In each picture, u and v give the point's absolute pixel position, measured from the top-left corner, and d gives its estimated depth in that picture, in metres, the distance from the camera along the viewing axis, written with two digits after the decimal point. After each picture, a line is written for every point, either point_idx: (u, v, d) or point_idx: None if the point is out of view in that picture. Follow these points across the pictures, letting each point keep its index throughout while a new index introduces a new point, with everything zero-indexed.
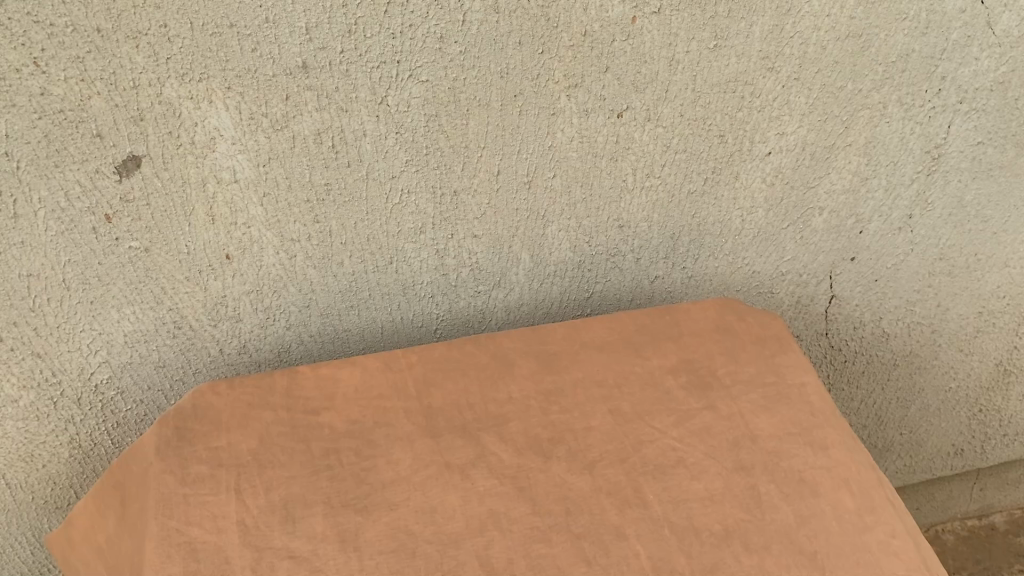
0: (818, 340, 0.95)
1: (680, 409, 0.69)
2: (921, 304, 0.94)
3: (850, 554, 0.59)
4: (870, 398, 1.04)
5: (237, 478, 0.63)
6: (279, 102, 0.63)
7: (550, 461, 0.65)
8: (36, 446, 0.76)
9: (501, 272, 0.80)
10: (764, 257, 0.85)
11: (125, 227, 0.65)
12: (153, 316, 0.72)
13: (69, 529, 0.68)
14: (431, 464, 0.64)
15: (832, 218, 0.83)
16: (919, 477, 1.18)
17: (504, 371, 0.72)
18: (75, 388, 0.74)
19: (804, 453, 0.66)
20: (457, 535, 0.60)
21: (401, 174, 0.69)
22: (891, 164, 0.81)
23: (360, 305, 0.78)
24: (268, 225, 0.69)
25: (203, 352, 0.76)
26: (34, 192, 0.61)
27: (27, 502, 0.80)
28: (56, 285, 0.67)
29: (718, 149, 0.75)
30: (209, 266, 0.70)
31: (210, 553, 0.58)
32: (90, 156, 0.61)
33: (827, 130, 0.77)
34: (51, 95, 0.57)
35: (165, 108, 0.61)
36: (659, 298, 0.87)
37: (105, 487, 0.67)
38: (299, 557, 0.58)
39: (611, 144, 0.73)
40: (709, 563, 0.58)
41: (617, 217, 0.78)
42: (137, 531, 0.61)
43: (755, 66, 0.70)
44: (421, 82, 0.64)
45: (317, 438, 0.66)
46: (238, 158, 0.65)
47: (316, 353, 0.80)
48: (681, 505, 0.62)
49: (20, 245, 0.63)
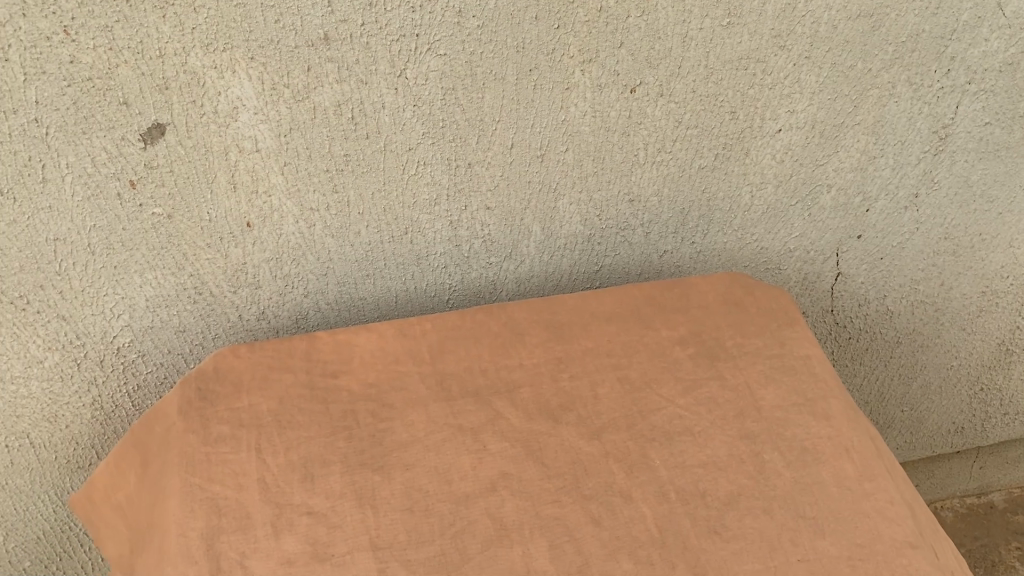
0: (823, 317, 0.97)
1: (688, 378, 0.71)
2: (926, 282, 0.95)
3: (849, 519, 0.61)
4: (873, 374, 1.06)
5: (258, 437, 0.65)
6: (301, 73, 0.64)
7: (560, 426, 0.67)
8: (60, 407, 0.79)
9: (513, 245, 0.81)
10: (772, 233, 0.87)
11: (149, 194, 0.67)
12: (174, 281, 0.74)
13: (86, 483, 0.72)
14: (445, 427, 0.66)
15: (839, 196, 0.85)
16: (919, 453, 1.20)
17: (516, 339, 0.73)
18: (98, 350, 0.76)
19: (808, 423, 0.68)
20: (469, 494, 0.62)
21: (418, 146, 0.71)
22: (899, 143, 0.82)
23: (376, 274, 0.80)
24: (289, 194, 0.71)
25: (222, 318, 0.78)
26: (61, 157, 0.63)
27: (50, 461, 0.82)
28: (82, 250, 0.69)
29: (729, 126, 0.77)
30: (230, 234, 0.72)
31: (232, 509, 0.60)
32: (116, 123, 0.63)
33: (837, 109, 0.78)
34: (80, 63, 0.59)
35: (189, 77, 0.62)
36: (667, 272, 0.89)
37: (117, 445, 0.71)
38: (317, 513, 0.60)
39: (623, 119, 0.74)
40: (713, 525, 0.60)
41: (628, 192, 0.80)
42: (146, 492, 0.65)
43: (767, 44, 0.72)
44: (439, 55, 0.66)
45: (335, 401, 0.68)
46: (260, 127, 0.66)
47: (331, 321, 0.82)
48: (686, 470, 0.64)
49: (47, 210, 0.65)
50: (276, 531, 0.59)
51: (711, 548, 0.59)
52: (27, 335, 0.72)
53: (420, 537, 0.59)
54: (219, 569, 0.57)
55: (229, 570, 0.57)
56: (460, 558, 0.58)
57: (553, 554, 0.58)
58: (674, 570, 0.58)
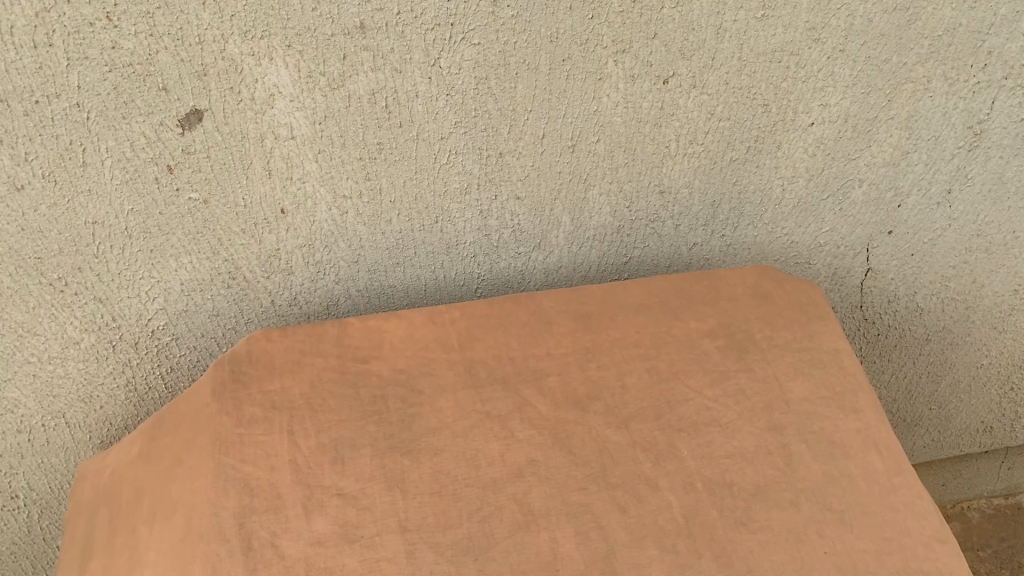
0: (852, 313, 0.97)
1: (716, 370, 0.71)
2: (957, 279, 0.95)
3: (876, 514, 0.61)
4: (901, 372, 1.05)
5: (290, 419, 0.66)
6: (337, 61, 0.65)
7: (587, 415, 0.67)
8: (95, 387, 0.81)
9: (542, 235, 0.82)
10: (803, 227, 0.87)
11: (186, 178, 0.68)
12: (209, 266, 0.75)
13: (110, 455, 0.76)
14: (474, 413, 0.67)
15: (871, 191, 0.84)
16: (946, 452, 1.19)
17: (544, 328, 0.74)
18: (133, 332, 0.78)
19: (837, 416, 0.68)
20: (497, 479, 0.63)
21: (450, 135, 0.72)
22: (933, 139, 0.81)
23: (406, 262, 0.80)
24: (323, 181, 0.72)
25: (255, 303, 0.79)
26: (101, 141, 0.64)
27: (85, 440, 0.84)
28: (119, 233, 0.70)
29: (762, 119, 0.77)
30: (264, 220, 0.73)
31: (264, 489, 0.61)
32: (155, 109, 0.64)
33: (870, 103, 0.77)
34: (121, 49, 0.60)
35: (227, 64, 0.63)
36: (696, 265, 0.89)
37: (150, 423, 0.74)
38: (347, 495, 0.61)
39: (655, 110, 0.74)
40: (739, 515, 0.61)
41: (658, 183, 0.80)
42: (168, 469, 0.66)
43: (801, 37, 0.71)
44: (472, 45, 0.66)
45: (365, 385, 0.69)
46: (296, 115, 0.67)
47: (361, 308, 0.83)
48: (713, 461, 0.64)
49: (86, 193, 0.66)
50: (307, 512, 0.60)
51: (736, 538, 0.59)
52: (65, 316, 0.74)
53: (448, 520, 0.60)
54: (251, 548, 0.58)
55: (260, 548, 0.58)
56: (486, 542, 0.59)
57: (579, 540, 0.59)
58: (699, 559, 0.58)
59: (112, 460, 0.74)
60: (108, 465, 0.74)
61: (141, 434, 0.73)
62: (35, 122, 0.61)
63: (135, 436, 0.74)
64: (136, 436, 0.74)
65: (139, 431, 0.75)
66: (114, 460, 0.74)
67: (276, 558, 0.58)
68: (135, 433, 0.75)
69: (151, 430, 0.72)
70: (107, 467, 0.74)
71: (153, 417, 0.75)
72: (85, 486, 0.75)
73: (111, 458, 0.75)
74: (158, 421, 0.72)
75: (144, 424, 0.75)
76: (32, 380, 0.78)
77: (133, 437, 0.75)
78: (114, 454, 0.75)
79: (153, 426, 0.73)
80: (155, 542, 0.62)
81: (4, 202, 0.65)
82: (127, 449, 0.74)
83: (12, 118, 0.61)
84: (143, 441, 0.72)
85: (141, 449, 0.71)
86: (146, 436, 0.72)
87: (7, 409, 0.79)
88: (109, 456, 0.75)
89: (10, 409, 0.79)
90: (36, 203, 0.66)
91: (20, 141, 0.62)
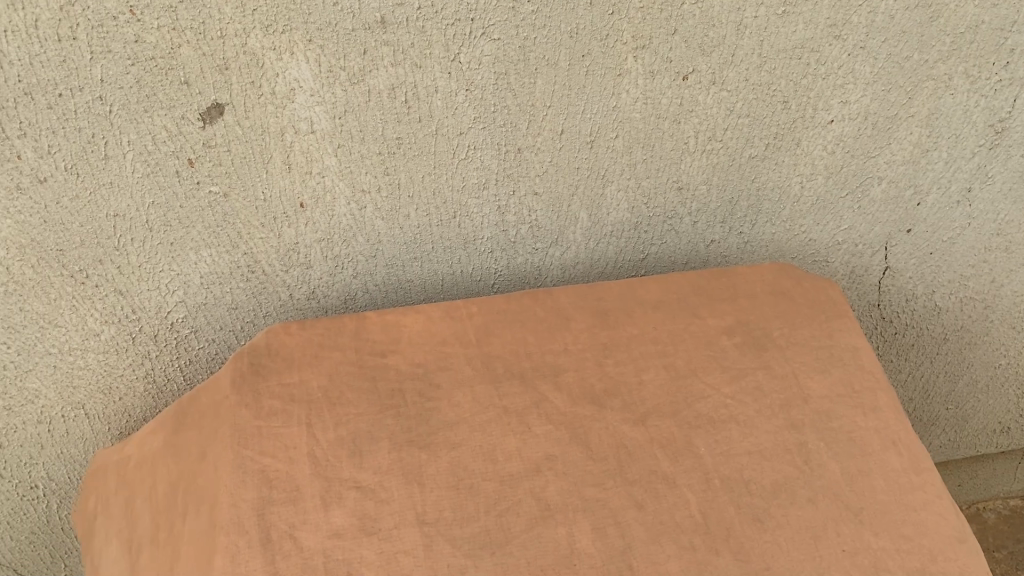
0: (869, 311, 0.96)
1: (734, 367, 0.71)
2: (976, 278, 0.94)
3: (895, 513, 0.61)
4: (918, 371, 1.05)
5: (308, 412, 0.66)
6: (357, 56, 0.65)
7: (604, 411, 0.67)
8: (115, 379, 0.81)
9: (560, 231, 0.82)
10: (821, 225, 0.86)
11: (206, 172, 0.68)
12: (228, 259, 0.75)
13: (129, 447, 0.76)
14: (491, 408, 0.67)
15: (890, 188, 0.84)
16: (962, 453, 1.19)
17: (561, 324, 0.74)
18: (153, 325, 0.78)
19: (855, 415, 0.68)
20: (514, 474, 0.63)
21: (469, 130, 0.72)
22: (954, 137, 0.81)
23: (424, 257, 0.81)
24: (342, 175, 0.72)
25: (274, 297, 0.80)
26: (123, 134, 0.64)
27: (104, 431, 0.85)
28: (140, 226, 0.70)
29: (781, 116, 0.76)
30: (284, 214, 0.73)
31: (283, 481, 0.62)
32: (176, 103, 0.64)
33: (891, 100, 0.77)
34: (144, 43, 0.60)
35: (249, 58, 0.63)
36: (713, 262, 0.89)
37: (169, 414, 0.74)
38: (365, 488, 0.61)
39: (674, 106, 0.74)
40: (756, 512, 0.61)
41: (677, 180, 0.80)
42: (189, 462, 0.66)
43: (822, 33, 0.71)
44: (492, 40, 0.66)
45: (383, 379, 0.69)
46: (316, 109, 0.67)
47: (379, 302, 0.84)
48: (730, 458, 0.64)
49: (108, 186, 0.67)
50: (326, 504, 0.61)
51: (753, 535, 0.59)
52: (85, 308, 0.75)
53: (465, 514, 0.60)
54: (270, 539, 0.58)
55: (279, 540, 0.58)
56: (504, 537, 0.59)
57: (596, 536, 0.59)
58: (716, 555, 0.58)
59: (134, 452, 0.74)
60: (129, 457, 0.74)
61: (161, 426, 0.74)
62: (58, 115, 0.62)
63: (154, 428, 0.75)
64: (156, 427, 0.74)
65: (158, 422, 0.75)
66: (136, 452, 0.74)
67: (294, 549, 0.58)
68: (153, 424, 0.76)
69: (172, 421, 0.73)
70: (129, 459, 0.74)
71: (171, 408, 0.75)
72: (108, 478, 0.75)
73: (131, 450, 0.75)
74: (178, 412, 0.73)
75: (162, 415, 0.75)
76: (52, 371, 0.78)
77: (152, 429, 0.75)
78: (135, 445, 0.75)
79: (173, 417, 0.73)
80: (180, 535, 0.62)
81: (27, 195, 0.65)
82: (148, 440, 0.74)
83: (36, 111, 0.61)
84: (163, 432, 0.72)
85: (162, 440, 0.72)
86: (167, 427, 0.73)
87: (27, 399, 0.80)
88: (129, 449, 0.76)
89: (30, 399, 0.80)
90: (58, 196, 0.66)
91: (43, 133, 0.62)
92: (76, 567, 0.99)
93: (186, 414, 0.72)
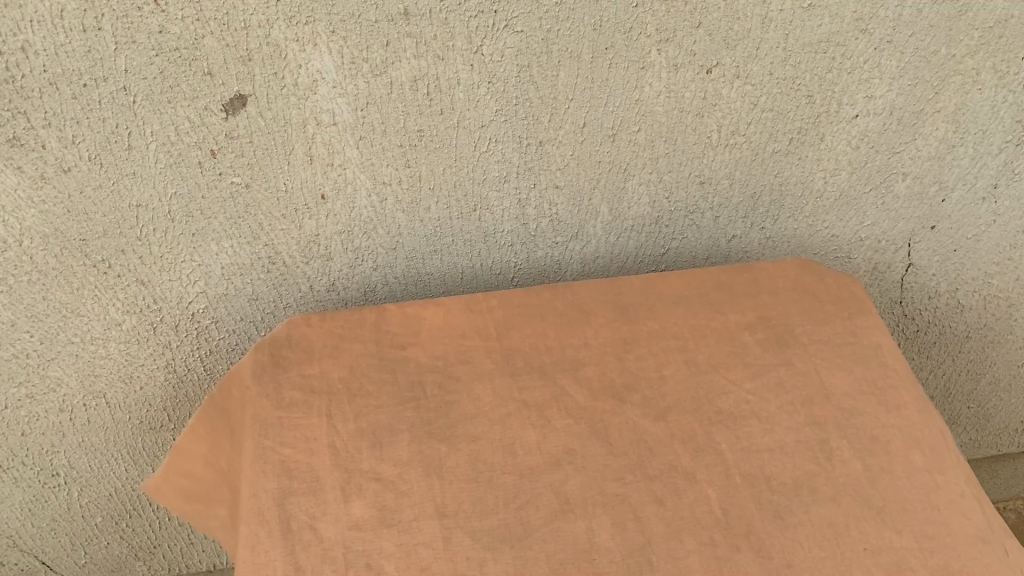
0: (891, 308, 0.95)
1: (756, 363, 0.70)
2: (1000, 276, 0.93)
3: (918, 512, 0.60)
4: (939, 369, 1.04)
5: (328, 403, 0.67)
6: (380, 48, 0.64)
7: (625, 406, 0.67)
8: (136, 368, 0.82)
9: (580, 225, 0.81)
10: (844, 221, 0.86)
11: (229, 163, 0.69)
12: (250, 251, 0.75)
13: (179, 478, 0.73)
14: (511, 401, 0.67)
15: (914, 185, 0.83)
16: (983, 452, 1.18)
17: (581, 318, 0.74)
18: (174, 315, 0.78)
19: (878, 412, 0.67)
20: (534, 468, 0.63)
21: (491, 123, 0.71)
22: (980, 132, 0.80)
23: (444, 250, 0.81)
24: (363, 167, 0.72)
25: (294, 288, 0.80)
26: (146, 125, 0.64)
27: (124, 420, 0.86)
28: (162, 217, 0.71)
29: (805, 110, 0.76)
30: (305, 206, 0.73)
31: (303, 472, 0.62)
32: (200, 94, 0.64)
33: (917, 95, 0.76)
34: (168, 33, 0.60)
35: (272, 49, 0.63)
36: (734, 257, 0.88)
37: (196, 429, 0.72)
38: (384, 480, 0.62)
39: (698, 100, 0.73)
40: (777, 509, 0.60)
41: (699, 174, 0.79)
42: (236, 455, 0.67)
43: (848, 27, 0.70)
44: (515, 32, 0.66)
45: (403, 371, 0.69)
46: (338, 101, 0.67)
47: (398, 294, 0.84)
48: (751, 454, 0.64)
49: (131, 176, 0.67)
50: (345, 495, 0.61)
51: (774, 532, 0.59)
52: (107, 298, 0.75)
53: (485, 507, 0.60)
54: (290, 530, 0.59)
55: (299, 531, 0.59)
56: (523, 530, 0.59)
57: (616, 530, 0.59)
58: (737, 552, 0.58)
59: (198, 478, 0.72)
60: (198, 482, 0.72)
61: (201, 441, 0.72)
62: (82, 105, 0.62)
63: (191, 450, 0.72)
64: (195, 446, 0.72)
65: (188, 442, 0.72)
66: (200, 474, 0.72)
67: (314, 540, 0.58)
68: (179, 449, 0.72)
69: (214, 429, 0.71)
70: (201, 483, 0.72)
71: (193, 423, 0.72)
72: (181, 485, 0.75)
73: (191, 478, 0.72)
74: (213, 417, 0.72)
75: (185, 438, 0.72)
76: (74, 359, 0.79)
77: (187, 450, 0.72)
78: (186, 474, 0.72)
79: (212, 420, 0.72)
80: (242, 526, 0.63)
81: (51, 184, 0.66)
82: (201, 460, 0.72)
83: (60, 100, 0.61)
84: (214, 442, 0.71)
85: (222, 446, 0.71)
86: (213, 437, 0.71)
87: (49, 388, 0.80)
88: (183, 481, 0.72)
89: (53, 388, 0.80)
90: (82, 185, 0.66)
91: (67, 123, 0.63)
92: (96, 554, 1.00)
93: (224, 414, 0.71)
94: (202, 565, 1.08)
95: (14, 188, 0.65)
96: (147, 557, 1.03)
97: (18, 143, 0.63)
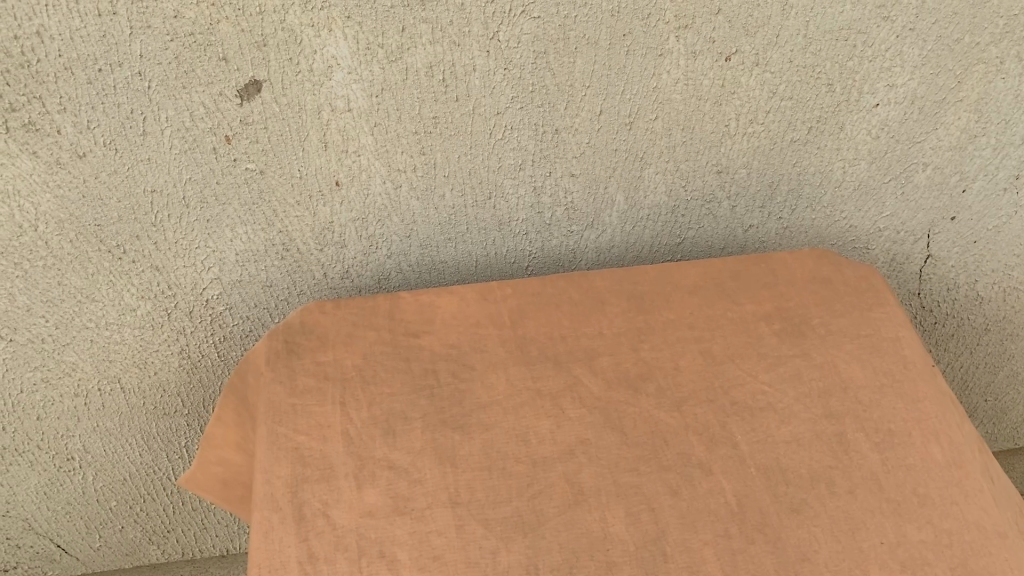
0: (909, 300, 0.95)
1: (772, 354, 0.70)
2: (1020, 268, 0.92)
3: (937, 505, 0.60)
4: (957, 361, 1.03)
5: (342, 391, 0.67)
6: (395, 33, 0.64)
7: (639, 396, 0.66)
8: (151, 354, 0.82)
9: (595, 213, 0.81)
10: (862, 212, 0.85)
11: (243, 149, 0.68)
12: (264, 237, 0.75)
13: (214, 466, 0.73)
14: (525, 390, 0.67)
15: (935, 175, 0.82)
16: (999, 445, 1.17)
17: (596, 308, 0.73)
18: (188, 301, 0.79)
19: (896, 403, 0.66)
20: (548, 457, 0.62)
21: (506, 110, 0.71)
22: (1003, 122, 0.78)
23: (458, 238, 0.80)
24: (378, 154, 0.72)
25: (308, 276, 0.80)
26: (161, 111, 0.64)
27: (139, 406, 0.86)
28: (177, 203, 0.71)
29: (826, 98, 0.75)
30: (319, 191, 0.73)
31: (317, 459, 0.62)
32: (215, 79, 0.63)
33: (939, 84, 0.75)
34: (183, 18, 0.60)
35: (287, 35, 0.62)
36: (751, 247, 0.87)
37: (215, 417, 0.73)
38: (398, 468, 0.61)
39: (716, 87, 0.73)
40: (793, 502, 0.60)
41: (716, 163, 0.79)
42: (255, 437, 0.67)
43: (870, 14, 0.69)
44: (532, 18, 0.65)
45: (417, 359, 0.69)
46: (353, 87, 0.67)
47: (412, 282, 0.83)
48: (768, 446, 0.63)
49: (146, 161, 0.67)
50: (359, 483, 0.61)
51: (790, 525, 0.58)
52: (122, 283, 0.75)
53: (498, 496, 0.60)
54: (303, 517, 0.59)
55: (312, 517, 0.59)
56: (536, 519, 0.59)
57: (630, 521, 0.59)
58: (752, 544, 0.57)
59: (229, 463, 0.72)
60: (231, 467, 0.72)
61: (222, 426, 0.72)
62: (97, 90, 0.62)
63: (218, 437, 0.72)
64: (220, 432, 0.72)
65: (214, 429, 0.72)
66: (233, 458, 0.72)
67: (327, 527, 0.58)
68: (207, 439, 0.73)
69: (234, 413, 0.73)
70: (236, 467, 0.72)
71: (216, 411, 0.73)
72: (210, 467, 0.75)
73: (226, 463, 0.73)
74: (231, 402, 0.73)
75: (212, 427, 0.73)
76: (90, 344, 0.79)
77: (215, 437, 0.73)
78: (219, 461, 0.73)
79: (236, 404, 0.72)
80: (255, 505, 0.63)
81: (66, 169, 0.66)
82: (228, 444, 0.72)
83: (75, 85, 0.61)
84: (235, 425, 0.72)
85: (245, 426, 0.72)
86: (234, 420, 0.72)
87: (65, 372, 0.81)
88: (218, 469, 0.73)
89: (68, 372, 0.81)
90: (97, 170, 0.66)
91: (82, 108, 0.62)
92: (110, 538, 1.01)
93: (238, 395, 0.72)
94: (216, 550, 1.08)
95: (29, 173, 0.65)
96: (161, 542, 1.04)
97: (33, 128, 0.63)
